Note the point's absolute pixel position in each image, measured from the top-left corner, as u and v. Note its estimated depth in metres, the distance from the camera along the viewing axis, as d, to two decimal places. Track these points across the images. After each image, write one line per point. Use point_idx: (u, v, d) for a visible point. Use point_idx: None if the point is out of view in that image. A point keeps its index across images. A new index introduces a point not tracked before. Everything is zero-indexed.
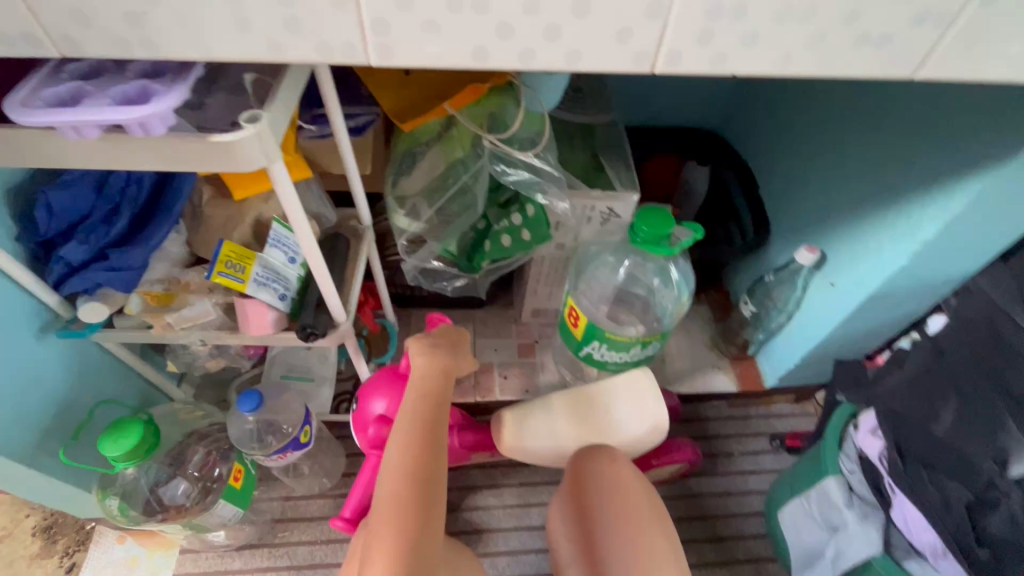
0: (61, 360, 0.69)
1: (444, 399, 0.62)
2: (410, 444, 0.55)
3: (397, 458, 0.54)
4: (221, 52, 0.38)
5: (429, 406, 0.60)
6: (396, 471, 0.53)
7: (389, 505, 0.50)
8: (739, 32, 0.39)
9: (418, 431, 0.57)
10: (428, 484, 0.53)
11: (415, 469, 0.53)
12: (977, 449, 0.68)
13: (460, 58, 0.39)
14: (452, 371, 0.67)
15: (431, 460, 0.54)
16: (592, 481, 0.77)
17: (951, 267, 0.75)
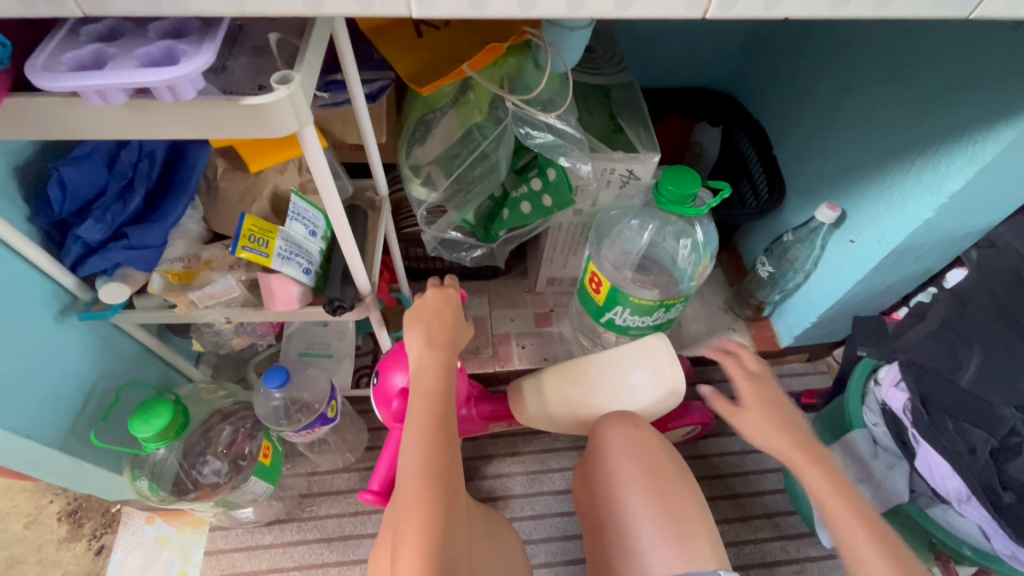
0: (83, 343, 0.68)
1: (450, 391, 0.62)
2: (423, 447, 0.56)
3: (412, 466, 0.55)
4: (254, 7, 0.36)
5: (435, 403, 0.60)
6: (414, 481, 0.54)
7: (409, 515, 0.52)
8: None
9: (428, 434, 0.57)
10: (446, 488, 0.54)
11: (431, 477, 0.54)
12: (1000, 397, 0.70)
13: (505, 8, 0.38)
14: (454, 355, 0.65)
15: (448, 465, 0.56)
16: (614, 447, 0.77)
17: (972, 222, 0.75)
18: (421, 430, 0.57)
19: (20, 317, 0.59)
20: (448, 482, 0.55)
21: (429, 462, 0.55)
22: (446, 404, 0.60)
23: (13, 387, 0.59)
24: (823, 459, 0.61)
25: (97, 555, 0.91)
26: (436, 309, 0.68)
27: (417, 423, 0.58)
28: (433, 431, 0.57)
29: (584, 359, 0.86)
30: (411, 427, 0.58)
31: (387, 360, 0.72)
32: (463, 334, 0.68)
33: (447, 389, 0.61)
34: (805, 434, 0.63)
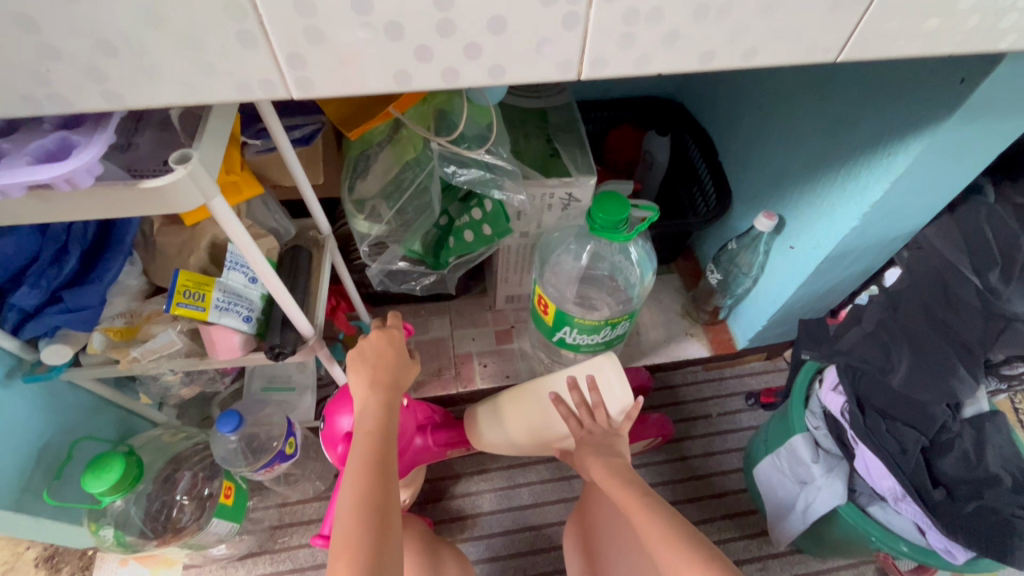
0: (33, 403, 0.69)
1: (392, 427, 0.61)
2: (359, 479, 0.55)
3: (348, 504, 0.53)
4: (136, 101, 0.37)
5: (375, 439, 0.59)
6: (350, 511, 0.53)
7: (341, 555, 0.50)
8: (658, 33, 0.39)
9: (367, 471, 0.55)
10: (381, 515, 0.53)
11: (365, 511, 0.52)
12: (934, 396, 0.74)
13: (382, 84, 0.39)
14: (396, 394, 0.66)
15: (384, 497, 0.54)
16: (596, 504, 0.81)
17: (901, 226, 0.77)
18: (360, 464, 0.56)
19: None
20: (384, 510, 0.53)
21: (366, 493, 0.54)
22: (387, 439, 0.60)
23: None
24: (637, 488, 0.65)
25: None
26: (376, 349, 0.68)
27: (357, 458, 0.57)
28: (374, 462, 0.56)
29: (539, 379, 0.86)
30: (352, 461, 0.57)
31: (333, 404, 0.73)
32: (406, 373, 0.69)
33: (388, 426, 0.61)
34: (632, 480, 0.68)
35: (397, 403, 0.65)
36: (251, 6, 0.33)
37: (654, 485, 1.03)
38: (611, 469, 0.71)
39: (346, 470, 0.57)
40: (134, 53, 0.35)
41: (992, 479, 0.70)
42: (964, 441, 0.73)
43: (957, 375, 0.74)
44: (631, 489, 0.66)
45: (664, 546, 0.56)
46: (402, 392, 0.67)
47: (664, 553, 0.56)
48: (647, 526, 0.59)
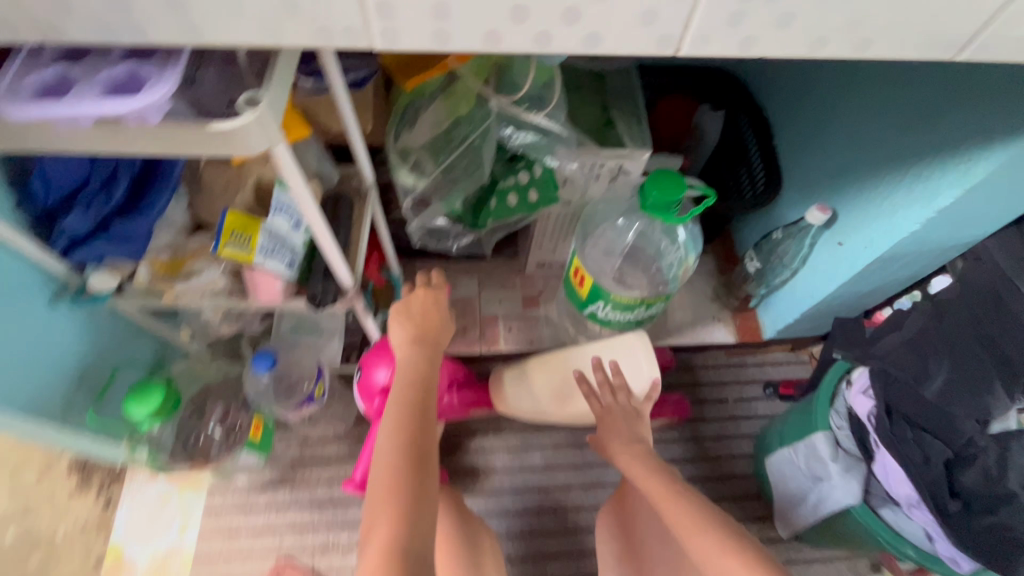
0: (81, 325, 0.71)
1: (431, 385, 0.62)
2: (397, 433, 0.55)
3: (385, 455, 0.53)
4: (214, 38, 0.35)
5: (414, 397, 0.59)
6: (387, 461, 0.53)
7: (379, 505, 0.50)
8: (773, 14, 0.36)
9: (406, 424, 0.56)
10: (419, 466, 0.53)
11: (403, 463, 0.52)
12: (965, 411, 0.73)
13: (470, 42, 0.37)
14: (437, 353, 0.66)
15: (421, 449, 0.54)
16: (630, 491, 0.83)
17: (961, 234, 0.75)
18: (398, 419, 0.57)
19: (15, 304, 0.62)
20: (422, 463, 0.53)
21: (403, 445, 0.54)
22: (426, 396, 0.60)
23: (8, 371, 0.61)
24: (665, 477, 0.67)
25: (106, 507, 1.00)
26: (423, 308, 0.69)
27: (396, 412, 0.57)
28: (411, 417, 0.57)
29: (567, 351, 0.87)
30: (391, 414, 0.57)
31: (369, 356, 0.74)
32: (446, 333, 0.69)
33: (427, 384, 0.61)
34: (663, 468, 0.69)
35: (436, 362, 0.65)
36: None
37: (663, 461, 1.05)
38: (634, 454, 0.73)
39: (384, 424, 0.57)
40: None
41: (1009, 496, 0.68)
42: (988, 458, 0.71)
43: (992, 393, 0.72)
44: (660, 479, 0.67)
45: (695, 534, 0.57)
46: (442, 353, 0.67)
47: (695, 541, 0.57)
48: (673, 515, 0.61)
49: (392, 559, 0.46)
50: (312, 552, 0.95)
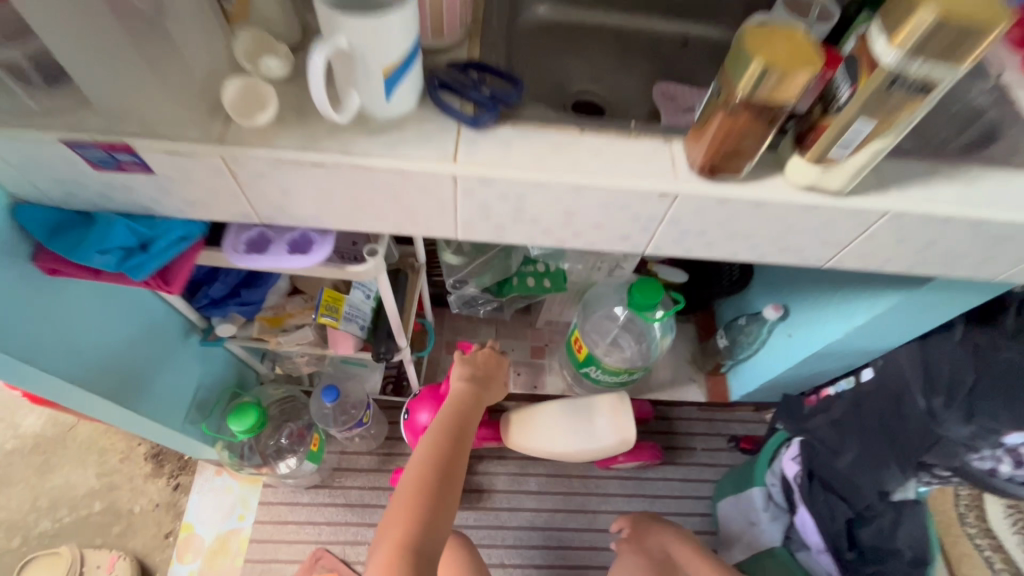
0: (199, 357, 0.95)
1: (470, 422, 0.79)
2: (433, 449, 0.72)
3: (419, 462, 0.70)
4: (361, 227, 0.58)
5: (452, 426, 0.76)
6: (418, 467, 0.69)
7: (404, 498, 0.66)
8: (706, 241, 0.58)
9: (441, 445, 0.72)
10: (444, 477, 0.68)
11: (431, 471, 0.68)
12: (867, 482, 0.95)
13: (514, 238, 0.59)
14: (479, 400, 0.84)
15: (449, 465, 0.70)
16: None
17: (872, 342, 0.97)
18: (437, 440, 0.74)
19: (166, 345, 0.86)
20: (447, 475, 0.69)
21: (435, 458, 0.70)
22: (463, 427, 0.77)
23: (96, 357, 0.72)
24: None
25: (174, 489, 1.26)
26: (484, 369, 0.89)
27: (436, 435, 0.75)
28: (447, 440, 0.73)
29: (565, 402, 1.09)
30: (432, 436, 0.74)
31: (415, 402, 1.00)
32: (494, 389, 0.88)
33: (466, 419, 0.79)
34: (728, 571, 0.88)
35: (478, 407, 0.83)
36: (455, 197, 0.53)
37: (637, 495, 1.25)
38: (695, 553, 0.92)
39: (424, 441, 0.74)
40: (372, 210, 0.55)
41: (893, 551, 0.94)
42: (882, 520, 0.95)
43: (888, 471, 0.94)
44: None
45: None
46: (484, 401, 0.86)
47: None
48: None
49: (407, 544, 0.61)
50: (343, 543, 1.18)
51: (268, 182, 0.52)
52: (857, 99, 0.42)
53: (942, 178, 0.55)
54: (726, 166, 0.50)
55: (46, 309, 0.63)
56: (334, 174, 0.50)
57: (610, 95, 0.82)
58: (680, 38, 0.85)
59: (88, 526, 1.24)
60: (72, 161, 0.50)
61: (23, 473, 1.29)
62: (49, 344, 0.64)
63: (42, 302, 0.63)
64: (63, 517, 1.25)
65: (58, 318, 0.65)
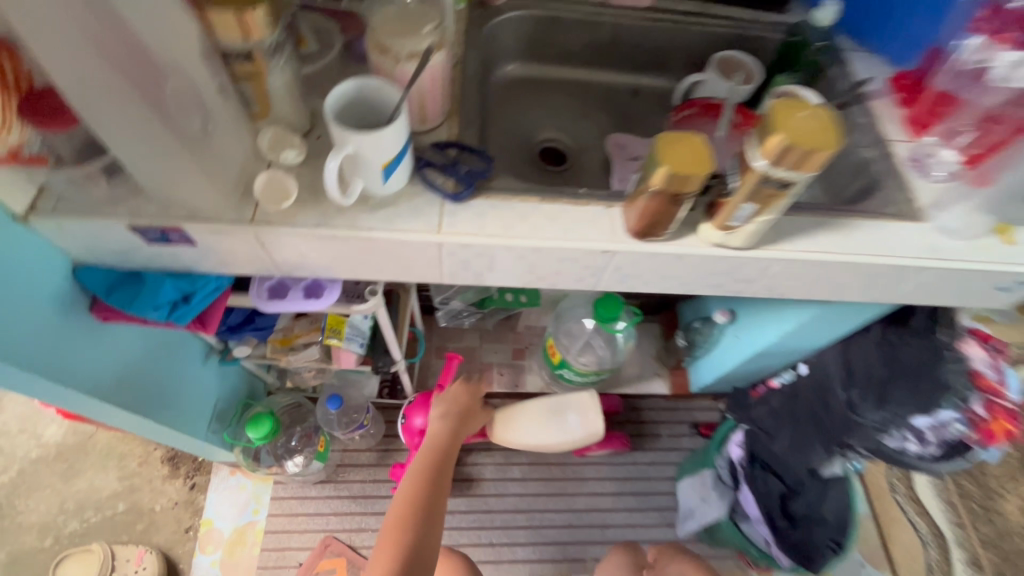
0: (217, 373, 1.09)
1: (447, 462, 0.96)
2: (415, 489, 0.89)
3: (403, 502, 0.87)
4: (364, 276, 0.70)
5: (430, 468, 0.93)
6: (402, 507, 0.86)
7: (391, 533, 0.83)
8: (646, 281, 0.71)
9: (420, 485, 0.89)
10: (423, 515, 0.85)
11: (413, 509, 0.85)
12: (798, 463, 1.13)
13: (490, 281, 0.72)
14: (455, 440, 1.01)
15: (428, 502, 0.87)
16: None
17: (799, 344, 1.15)
18: (418, 480, 0.90)
19: (192, 366, 0.99)
20: (426, 512, 0.86)
21: (416, 498, 0.87)
22: (440, 468, 0.94)
23: (128, 374, 0.80)
24: None
25: (190, 488, 1.39)
26: (460, 408, 1.05)
27: (417, 476, 0.91)
28: (426, 481, 0.90)
29: (545, 401, 1.23)
30: (413, 477, 0.91)
31: (411, 407, 1.16)
32: (469, 427, 1.04)
33: (444, 460, 0.95)
34: None
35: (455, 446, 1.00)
36: (439, 255, 0.65)
37: (609, 478, 1.41)
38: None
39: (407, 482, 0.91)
40: (373, 265, 0.68)
41: (819, 518, 1.14)
42: (810, 494, 1.13)
43: (816, 454, 1.11)
44: None
45: None
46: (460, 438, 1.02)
47: None
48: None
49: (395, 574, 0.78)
50: (349, 531, 1.32)
51: (288, 248, 0.64)
52: (745, 185, 0.56)
53: (826, 230, 0.69)
54: (652, 231, 0.63)
55: (89, 331, 0.71)
56: (342, 243, 0.63)
57: (571, 142, 0.95)
58: (632, 88, 0.98)
59: (113, 525, 1.36)
60: (130, 239, 0.62)
61: (48, 479, 1.40)
62: (81, 366, 0.70)
63: (64, 328, 0.67)
64: (89, 518, 1.37)
65: (98, 341, 0.73)
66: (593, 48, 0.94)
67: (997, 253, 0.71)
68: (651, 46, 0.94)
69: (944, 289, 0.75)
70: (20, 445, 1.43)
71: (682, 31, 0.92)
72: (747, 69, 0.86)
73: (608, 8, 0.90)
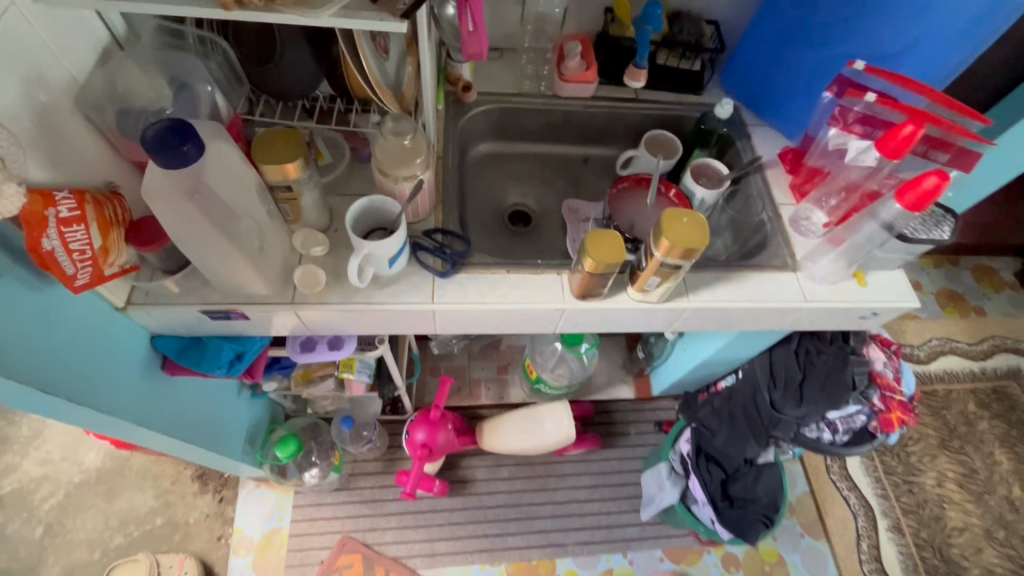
0: (246, 403, 1.28)
1: None
2: None
3: None
4: (375, 331, 0.91)
5: None
6: None
7: None
8: (593, 324, 0.94)
9: None
10: None
11: None
12: (736, 453, 1.38)
13: (474, 329, 0.93)
14: None
15: None
16: None
17: (737, 354, 1.34)
18: None
19: (228, 399, 1.18)
20: None
21: None
22: None
23: (184, 411, 0.99)
24: None
25: (219, 501, 1.58)
26: None
27: None
28: None
29: (525, 411, 1.46)
30: None
31: (412, 424, 1.37)
32: None
33: None
34: None
35: None
36: (433, 316, 0.86)
37: (586, 473, 1.63)
38: None
39: None
40: (383, 324, 0.88)
41: (753, 498, 1.39)
42: (744, 478, 1.39)
43: (750, 445, 1.35)
44: None
45: None
46: None
47: None
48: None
49: None
50: (363, 530, 1.53)
51: (319, 317, 0.85)
52: (650, 266, 0.79)
53: (724, 282, 0.92)
54: (592, 293, 0.86)
55: (158, 382, 0.90)
56: (360, 312, 0.84)
57: (535, 205, 1.17)
58: (583, 156, 1.19)
59: (154, 537, 1.54)
60: (199, 317, 0.83)
61: (92, 500, 1.57)
62: (155, 409, 0.89)
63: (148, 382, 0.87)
64: (132, 532, 1.54)
65: (165, 388, 0.92)
66: (550, 127, 1.15)
67: (854, 293, 0.95)
68: (596, 125, 1.15)
69: (820, 319, 0.98)
70: (64, 471, 1.60)
71: (620, 114, 1.14)
72: (670, 146, 1.08)
73: (559, 99, 1.11)
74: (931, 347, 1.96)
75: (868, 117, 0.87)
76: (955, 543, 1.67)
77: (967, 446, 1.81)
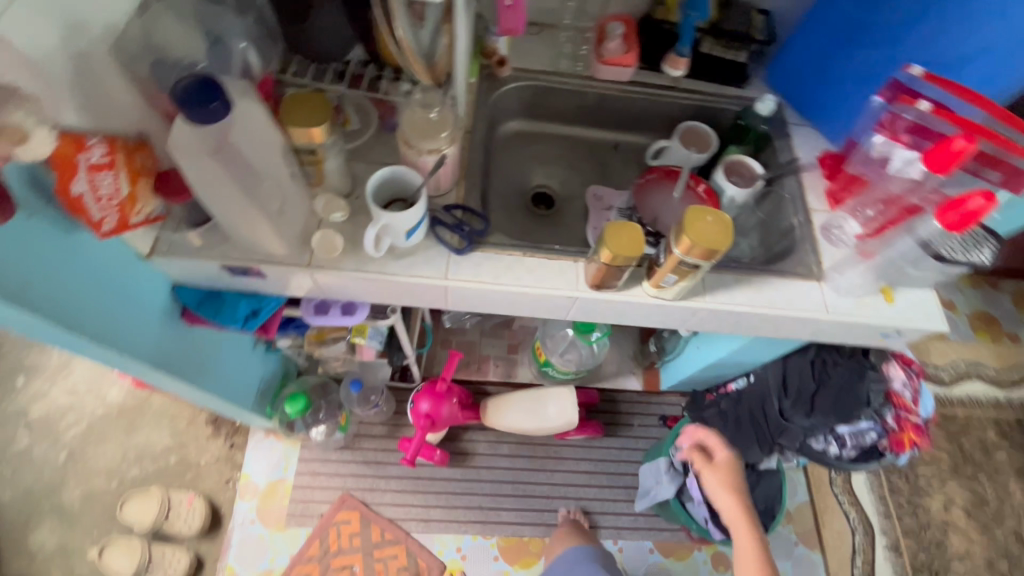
0: (258, 355, 1.30)
1: None
2: None
3: None
4: (388, 301, 0.92)
5: None
6: None
7: None
8: (604, 315, 0.93)
9: None
10: None
11: None
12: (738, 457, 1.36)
13: (485, 309, 0.93)
14: None
15: None
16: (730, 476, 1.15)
17: (751, 358, 1.32)
18: None
19: (240, 349, 1.20)
20: None
21: None
22: None
23: (196, 355, 1.00)
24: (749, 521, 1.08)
25: (230, 447, 1.65)
26: None
27: None
28: None
29: (531, 392, 1.47)
30: None
31: (417, 394, 1.40)
32: None
33: None
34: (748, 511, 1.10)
35: None
36: (446, 293, 0.87)
37: (585, 458, 1.65)
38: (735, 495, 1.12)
39: None
40: (395, 295, 0.89)
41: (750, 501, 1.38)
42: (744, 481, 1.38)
43: (754, 451, 1.34)
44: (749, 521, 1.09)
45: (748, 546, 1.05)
46: None
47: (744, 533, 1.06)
48: (740, 535, 1.08)
49: None
50: (363, 490, 1.58)
51: (333, 283, 0.86)
52: (669, 263, 0.77)
53: (743, 285, 0.90)
54: (605, 285, 0.85)
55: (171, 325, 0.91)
56: (373, 281, 0.84)
57: (559, 188, 1.15)
58: (614, 142, 1.16)
59: (167, 474, 1.61)
60: (218, 271, 0.85)
61: (113, 433, 1.65)
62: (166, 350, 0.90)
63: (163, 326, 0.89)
64: (147, 467, 1.62)
65: (177, 330, 0.93)
66: (582, 110, 1.12)
67: (880, 310, 0.92)
68: (630, 111, 1.12)
69: (840, 332, 0.95)
70: (88, 403, 1.68)
71: (656, 102, 1.10)
72: (704, 139, 1.05)
73: (594, 81, 1.08)
74: (956, 370, 1.90)
75: (920, 127, 0.82)
76: (953, 568, 1.65)
77: (980, 474, 1.77)
